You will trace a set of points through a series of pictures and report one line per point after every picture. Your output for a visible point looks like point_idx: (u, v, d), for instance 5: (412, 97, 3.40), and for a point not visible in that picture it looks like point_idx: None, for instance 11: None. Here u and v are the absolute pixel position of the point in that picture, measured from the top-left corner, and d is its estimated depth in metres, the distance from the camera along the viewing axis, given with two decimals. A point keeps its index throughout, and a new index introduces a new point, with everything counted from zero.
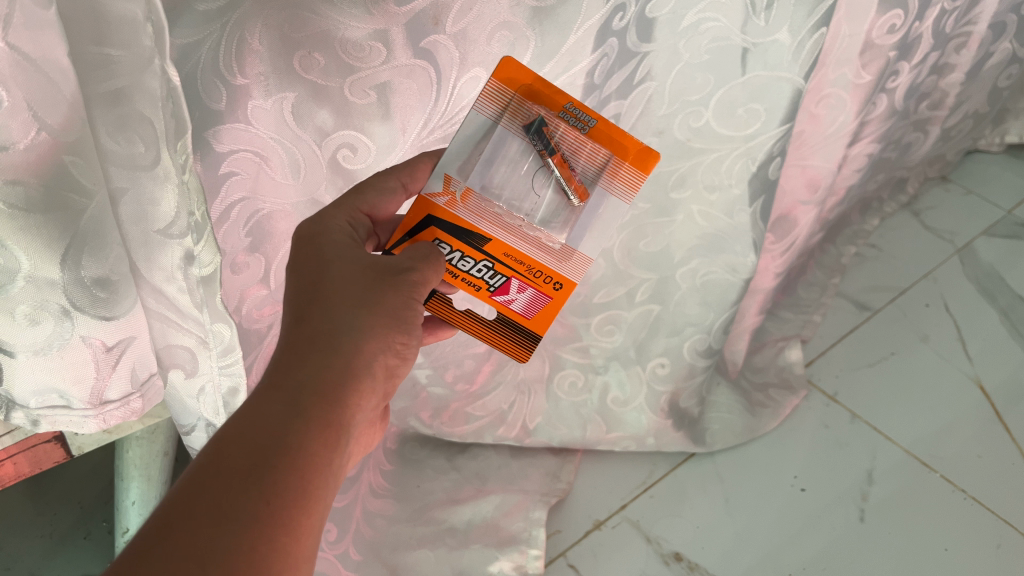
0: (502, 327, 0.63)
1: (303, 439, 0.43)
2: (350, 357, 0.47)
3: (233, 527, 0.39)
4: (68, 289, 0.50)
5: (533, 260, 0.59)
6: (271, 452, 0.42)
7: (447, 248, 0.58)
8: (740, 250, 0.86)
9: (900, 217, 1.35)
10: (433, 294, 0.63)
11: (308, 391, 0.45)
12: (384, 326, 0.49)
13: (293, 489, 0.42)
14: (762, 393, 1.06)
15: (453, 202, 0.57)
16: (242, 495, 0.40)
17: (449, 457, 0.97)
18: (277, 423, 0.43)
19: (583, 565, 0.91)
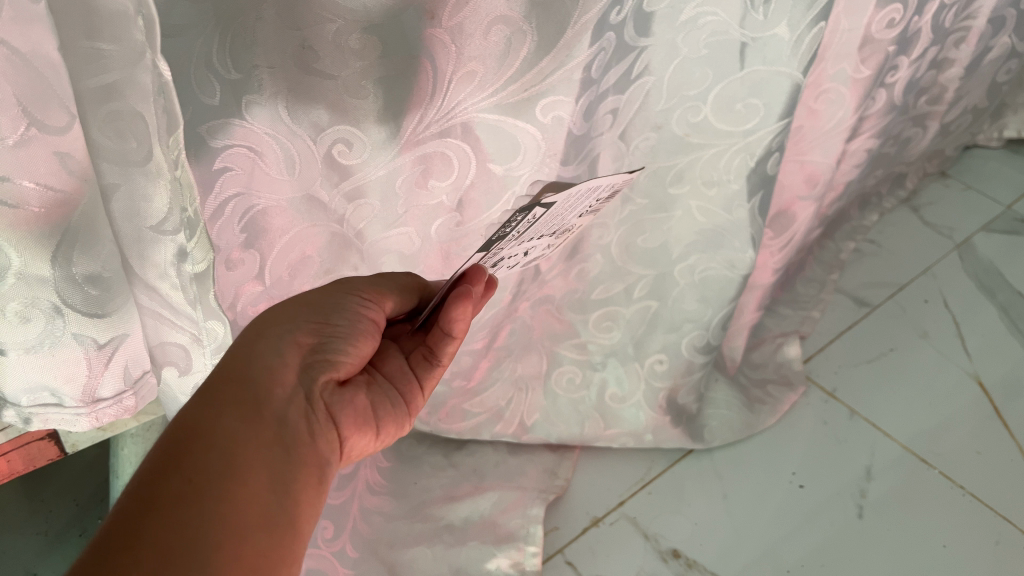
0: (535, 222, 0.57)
1: (213, 423, 0.45)
2: (258, 342, 0.50)
3: (157, 514, 0.40)
4: (59, 286, 0.50)
5: None
6: (188, 440, 0.44)
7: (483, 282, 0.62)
8: (740, 246, 0.85)
9: (898, 212, 1.36)
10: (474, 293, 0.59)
11: (219, 380, 0.47)
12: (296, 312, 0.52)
13: (208, 468, 0.43)
14: (760, 389, 1.07)
15: None
16: (158, 484, 0.41)
17: (446, 454, 0.97)
18: (191, 414, 0.45)
19: (580, 561, 0.91)
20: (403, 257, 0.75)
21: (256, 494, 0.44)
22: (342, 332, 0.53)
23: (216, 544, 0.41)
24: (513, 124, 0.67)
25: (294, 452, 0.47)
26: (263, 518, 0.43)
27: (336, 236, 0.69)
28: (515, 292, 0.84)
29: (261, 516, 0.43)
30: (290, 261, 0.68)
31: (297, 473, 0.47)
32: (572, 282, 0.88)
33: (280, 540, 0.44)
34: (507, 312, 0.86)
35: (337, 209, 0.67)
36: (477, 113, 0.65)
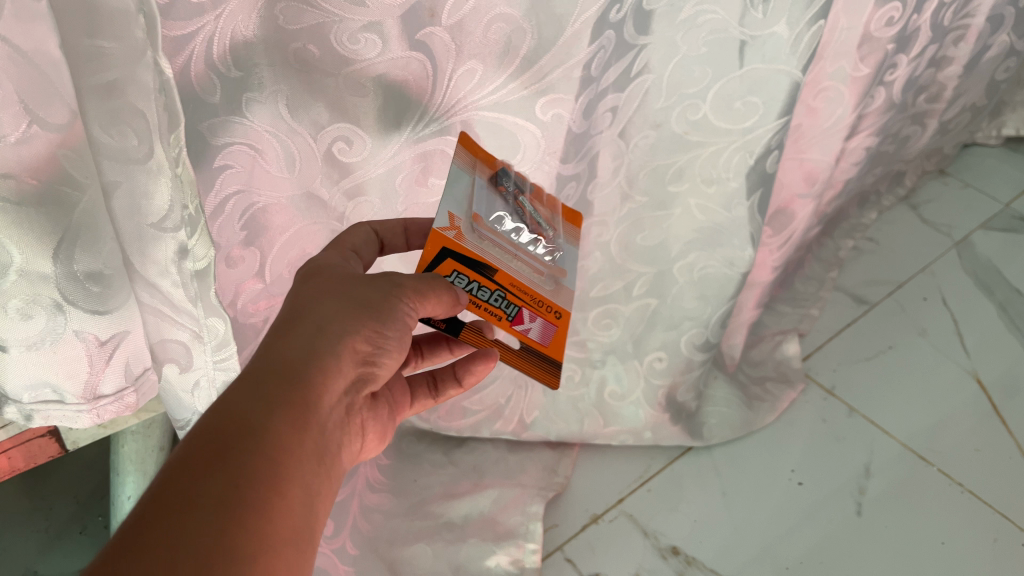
0: (527, 359, 0.61)
1: (266, 418, 0.42)
2: (315, 338, 0.47)
3: (206, 504, 0.37)
4: (60, 282, 0.50)
5: (534, 290, 0.59)
6: (237, 432, 0.41)
7: (465, 279, 0.56)
8: (739, 244, 0.86)
9: (897, 210, 1.36)
10: (463, 328, 0.62)
11: (272, 376, 0.44)
12: (351, 312, 0.50)
13: (258, 466, 0.40)
14: (759, 387, 1.07)
15: (460, 235, 0.55)
16: (208, 476, 0.38)
17: (446, 451, 0.97)
18: (242, 407, 0.42)
19: (580, 559, 0.91)
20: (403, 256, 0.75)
21: (296, 504, 0.41)
22: (388, 346, 0.52)
23: (263, 550, 0.37)
24: (513, 121, 0.68)
25: (325, 465, 0.45)
26: (299, 529, 0.41)
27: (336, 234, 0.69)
28: None
29: (299, 527, 0.40)
30: (290, 259, 0.68)
31: (322, 487, 0.44)
32: None
33: (307, 555, 0.41)
34: None
35: (337, 207, 0.67)
36: (477, 111, 0.65)
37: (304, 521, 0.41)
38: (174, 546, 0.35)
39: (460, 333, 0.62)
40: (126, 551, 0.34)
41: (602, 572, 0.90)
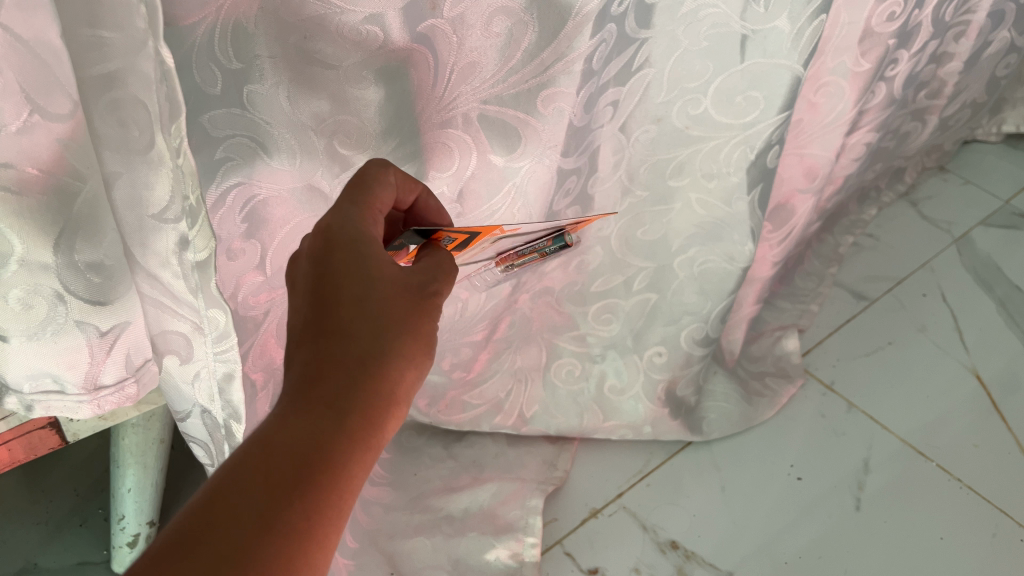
0: None
1: (347, 459, 0.41)
2: (396, 382, 0.45)
3: (280, 538, 0.38)
4: (61, 273, 0.49)
5: None
6: (318, 468, 0.40)
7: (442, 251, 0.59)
8: (739, 238, 0.85)
9: (897, 206, 1.36)
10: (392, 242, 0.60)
11: (357, 411, 0.43)
12: (424, 353, 0.47)
13: (332, 509, 0.40)
14: (759, 381, 1.07)
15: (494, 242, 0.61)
16: (290, 508, 0.39)
17: (446, 445, 0.97)
18: (312, 443, 0.41)
19: (579, 552, 0.91)
20: None
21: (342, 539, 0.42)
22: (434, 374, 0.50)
23: None
24: (514, 115, 0.67)
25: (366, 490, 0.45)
26: None
27: None
28: (515, 285, 0.84)
29: None
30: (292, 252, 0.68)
31: None
32: (573, 275, 0.88)
33: None
34: (507, 303, 0.87)
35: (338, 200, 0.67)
36: (478, 105, 0.65)
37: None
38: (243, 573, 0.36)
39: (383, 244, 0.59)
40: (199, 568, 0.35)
41: (601, 565, 0.90)
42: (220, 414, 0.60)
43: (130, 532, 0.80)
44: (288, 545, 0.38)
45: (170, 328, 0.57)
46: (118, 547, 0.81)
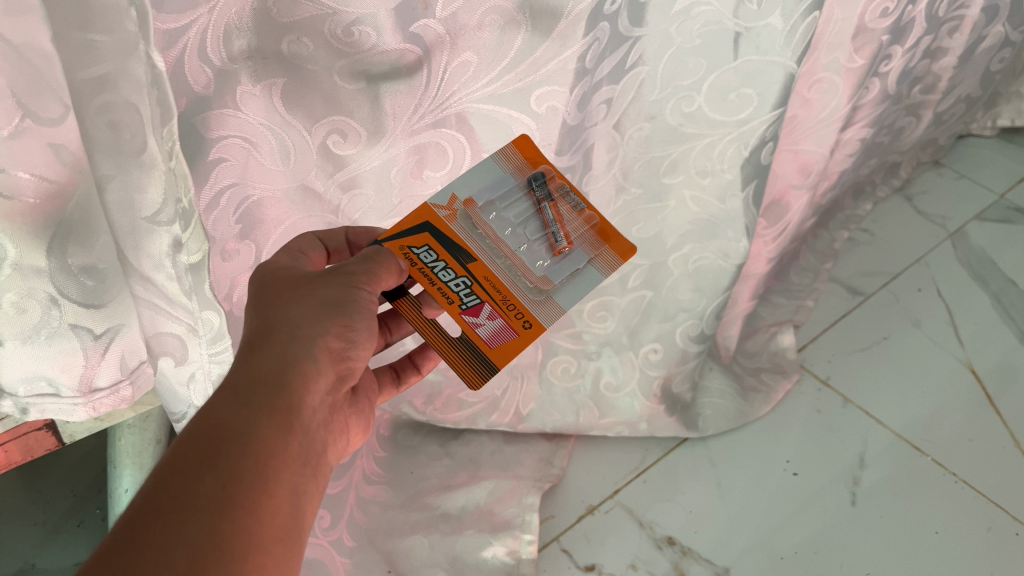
0: (461, 351, 0.60)
1: (253, 426, 0.45)
2: (290, 344, 0.50)
3: (197, 509, 0.41)
4: (54, 276, 0.50)
5: (509, 293, 0.61)
6: (224, 438, 0.44)
7: (433, 254, 0.60)
8: (733, 235, 0.86)
9: (893, 201, 1.36)
10: (403, 296, 0.61)
11: (252, 384, 0.47)
12: (321, 314, 0.52)
13: (246, 472, 0.44)
14: (754, 377, 1.07)
15: (452, 215, 0.62)
16: (202, 480, 0.42)
17: (443, 443, 0.97)
18: (224, 414, 0.45)
19: (576, 549, 0.91)
20: None
21: (282, 505, 0.45)
22: (360, 336, 0.54)
23: (251, 549, 0.41)
24: (507, 114, 0.67)
25: (310, 461, 0.48)
26: (287, 525, 0.45)
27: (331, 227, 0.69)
28: None
29: (286, 523, 0.44)
30: None
31: (309, 482, 0.48)
32: None
33: (298, 546, 0.45)
34: None
35: (332, 199, 0.67)
36: (471, 103, 0.65)
37: (291, 519, 0.45)
38: (169, 545, 0.39)
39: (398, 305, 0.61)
40: (125, 555, 0.38)
41: (598, 562, 0.90)
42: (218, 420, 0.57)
43: None
44: (207, 513, 0.41)
45: (167, 330, 0.56)
46: None
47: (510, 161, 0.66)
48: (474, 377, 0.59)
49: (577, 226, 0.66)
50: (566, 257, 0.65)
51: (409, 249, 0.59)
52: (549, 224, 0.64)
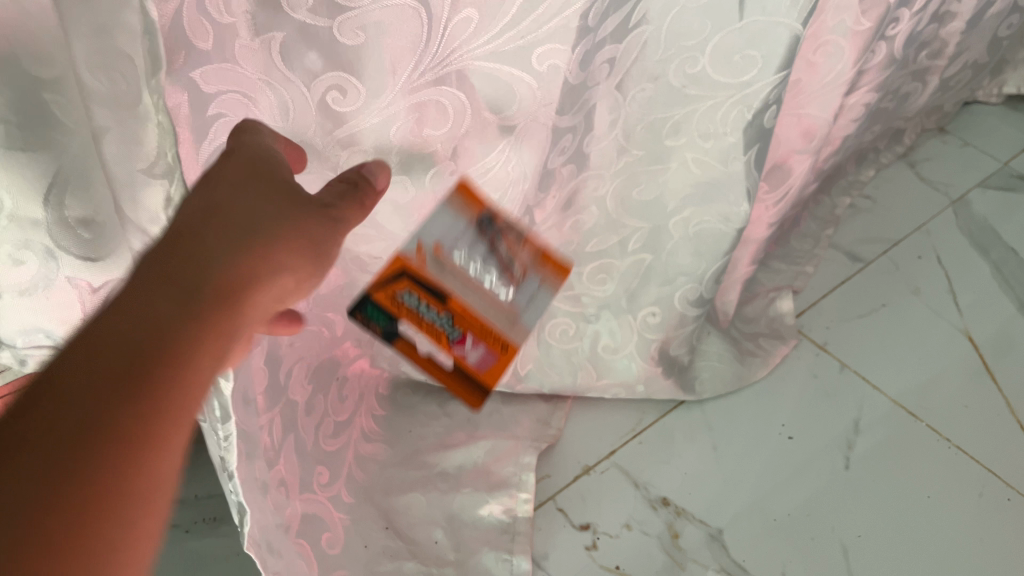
0: (461, 376, 0.74)
1: (179, 337, 0.39)
2: (245, 238, 0.44)
3: (92, 429, 0.36)
4: (51, 230, 0.54)
5: (485, 323, 0.68)
6: (146, 345, 0.38)
7: (416, 298, 0.67)
8: (734, 199, 0.85)
9: (895, 168, 1.36)
10: (374, 292, 0.68)
11: (183, 289, 0.40)
12: (278, 234, 0.45)
13: (162, 391, 0.38)
14: (752, 342, 1.07)
15: (423, 260, 0.66)
16: (106, 393, 0.37)
17: (441, 403, 0.98)
18: (153, 309, 0.39)
19: (571, 509, 0.92)
20: (396, 208, 0.73)
21: (183, 437, 0.39)
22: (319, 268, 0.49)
23: (131, 486, 0.36)
24: (509, 73, 0.66)
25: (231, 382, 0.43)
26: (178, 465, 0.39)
27: (331, 185, 0.69)
28: None
29: (179, 462, 0.39)
30: None
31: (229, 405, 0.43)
32: (566, 234, 0.88)
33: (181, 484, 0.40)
34: None
35: (331, 156, 0.67)
36: (472, 62, 0.64)
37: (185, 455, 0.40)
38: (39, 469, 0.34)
39: (373, 299, 0.68)
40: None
41: (593, 521, 0.91)
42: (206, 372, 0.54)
43: None
44: (102, 438, 0.36)
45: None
46: None
47: (452, 208, 0.67)
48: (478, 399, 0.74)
49: (523, 259, 0.70)
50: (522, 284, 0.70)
51: (395, 297, 0.67)
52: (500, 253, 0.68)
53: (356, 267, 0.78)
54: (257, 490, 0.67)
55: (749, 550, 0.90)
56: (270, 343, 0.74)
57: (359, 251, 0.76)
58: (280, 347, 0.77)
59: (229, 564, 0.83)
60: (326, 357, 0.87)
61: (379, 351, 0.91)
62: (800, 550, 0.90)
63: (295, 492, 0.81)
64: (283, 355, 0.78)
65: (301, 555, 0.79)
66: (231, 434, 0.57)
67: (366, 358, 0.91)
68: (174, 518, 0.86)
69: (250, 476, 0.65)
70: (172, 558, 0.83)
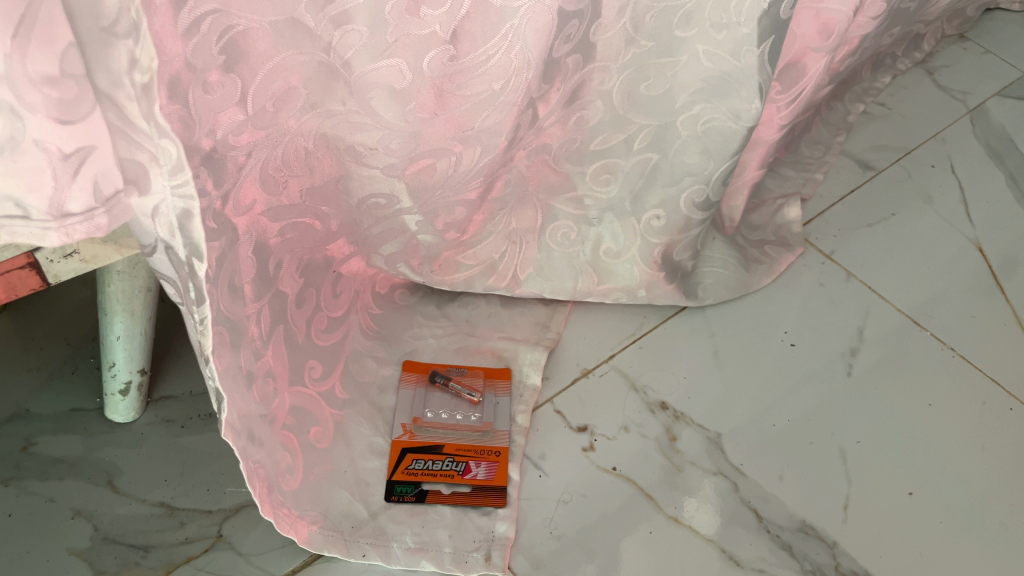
0: (477, 494, 0.82)
1: None
2: None
3: None
4: (17, 84, 0.42)
5: (476, 445, 0.86)
6: None
7: (422, 460, 0.84)
8: (745, 96, 0.82)
9: (913, 74, 1.31)
10: (393, 472, 0.83)
11: None
12: None
13: None
14: (758, 250, 1.05)
15: (414, 432, 0.86)
16: None
17: (438, 304, 0.96)
18: None
19: (569, 410, 0.90)
20: (392, 93, 0.69)
21: None
22: None
23: None
24: None
25: None
26: None
27: (322, 66, 0.65)
28: (512, 139, 0.80)
29: None
30: (273, 91, 0.64)
31: None
32: (570, 131, 0.84)
33: None
34: (504, 161, 0.83)
35: (324, 35, 0.63)
36: None
37: None
38: None
39: (393, 476, 0.83)
40: None
41: (591, 423, 0.90)
42: (181, 253, 0.52)
43: (122, 379, 0.81)
44: None
45: (129, 155, 0.48)
46: (111, 395, 0.82)
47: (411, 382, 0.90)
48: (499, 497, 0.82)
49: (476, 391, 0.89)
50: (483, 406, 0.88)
51: (407, 468, 0.83)
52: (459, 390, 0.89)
53: (351, 157, 0.74)
54: (243, 381, 0.67)
55: (748, 454, 0.89)
56: (256, 233, 0.71)
57: (353, 141, 0.72)
58: (270, 239, 0.74)
59: (221, 460, 0.83)
60: (318, 255, 0.83)
61: (375, 250, 0.87)
62: (798, 454, 0.89)
63: (285, 385, 0.78)
64: (272, 247, 0.75)
65: (285, 447, 0.76)
66: (207, 318, 0.55)
67: (360, 257, 0.87)
68: (167, 413, 0.85)
69: (235, 365, 0.65)
70: (164, 452, 0.83)
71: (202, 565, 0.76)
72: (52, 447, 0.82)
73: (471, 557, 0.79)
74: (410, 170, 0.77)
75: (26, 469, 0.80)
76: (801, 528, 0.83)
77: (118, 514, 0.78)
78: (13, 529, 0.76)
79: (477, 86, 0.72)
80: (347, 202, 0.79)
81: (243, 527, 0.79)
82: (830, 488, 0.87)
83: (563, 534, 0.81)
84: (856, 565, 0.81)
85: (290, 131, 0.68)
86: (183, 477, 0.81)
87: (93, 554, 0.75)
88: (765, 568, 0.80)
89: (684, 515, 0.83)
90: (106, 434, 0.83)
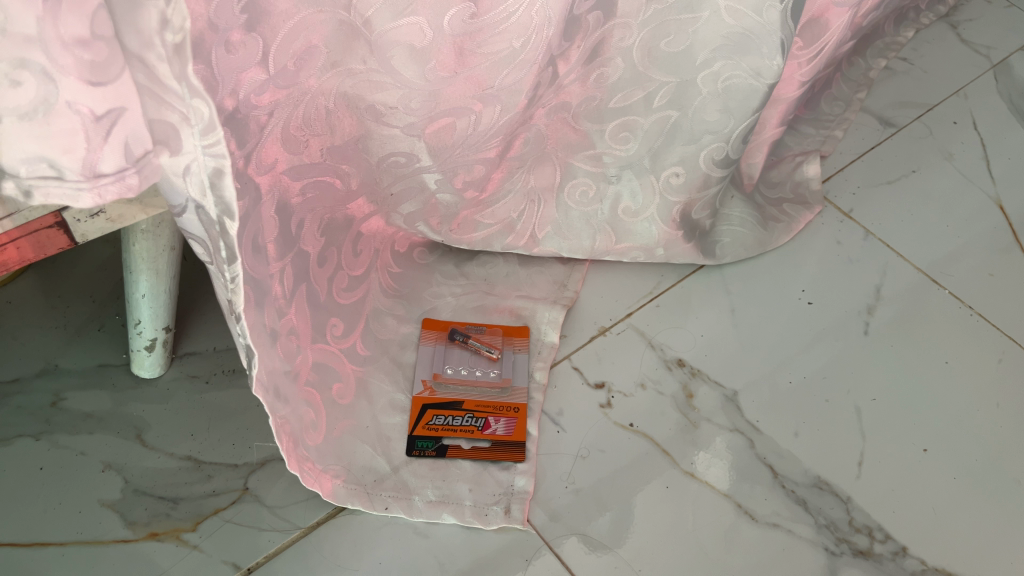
0: (497, 450, 0.84)
1: None
2: None
3: None
4: (49, 47, 0.43)
5: (494, 402, 0.87)
6: None
7: (442, 416, 0.86)
8: (767, 52, 0.82)
9: (936, 29, 1.29)
10: (414, 428, 0.84)
11: None
12: None
13: None
14: (775, 208, 1.04)
15: (434, 389, 0.87)
16: None
17: (457, 263, 0.97)
18: None
19: (586, 367, 0.91)
20: (412, 52, 0.69)
21: None
22: None
23: None
24: None
25: None
26: None
27: (343, 25, 0.65)
28: (531, 97, 0.79)
29: None
30: (294, 51, 0.64)
31: None
32: (590, 88, 0.84)
33: None
34: (524, 119, 0.82)
35: None
36: None
37: None
38: None
39: (415, 432, 0.84)
40: None
41: (608, 380, 0.91)
42: (212, 213, 0.53)
43: (148, 336, 0.82)
44: None
45: (157, 116, 0.48)
46: (136, 351, 0.84)
47: (430, 339, 0.91)
48: (517, 453, 0.84)
49: (494, 346, 0.91)
50: (502, 362, 0.90)
51: (428, 424, 0.85)
52: (478, 346, 0.90)
53: (371, 117, 0.74)
54: (268, 338, 0.68)
55: (763, 411, 0.89)
56: (275, 192, 0.72)
57: (374, 100, 0.72)
58: (292, 197, 0.75)
59: (246, 415, 0.85)
60: (338, 214, 0.84)
61: (395, 210, 0.87)
62: (814, 411, 0.90)
63: (308, 342, 0.79)
64: (293, 206, 0.76)
65: (309, 403, 0.78)
66: (238, 276, 0.56)
67: (380, 216, 0.88)
68: (192, 369, 0.87)
69: (260, 323, 0.66)
70: (190, 407, 0.84)
71: (229, 517, 0.78)
72: (81, 402, 0.84)
73: (491, 510, 0.80)
74: (428, 130, 0.77)
75: (57, 424, 0.82)
76: (815, 484, 0.84)
77: (147, 467, 0.80)
78: (45, 481, 0.78)
79: (497, 44, 0.72)
80: (367, 161, 0.79)
81: (268, 480, 0.81)
82: (844, 445, 0.87)
83: (581, 488, 0.82)
84: (870, 520, 0.82)
85: (310, 91, 0.68)
86: (209, 432, 0.83)
87: (125, 506, 0.77)
88: (779, 523, 0.82)
89: (698, 470, 0.85)
90: (133, 389, 0.85)
